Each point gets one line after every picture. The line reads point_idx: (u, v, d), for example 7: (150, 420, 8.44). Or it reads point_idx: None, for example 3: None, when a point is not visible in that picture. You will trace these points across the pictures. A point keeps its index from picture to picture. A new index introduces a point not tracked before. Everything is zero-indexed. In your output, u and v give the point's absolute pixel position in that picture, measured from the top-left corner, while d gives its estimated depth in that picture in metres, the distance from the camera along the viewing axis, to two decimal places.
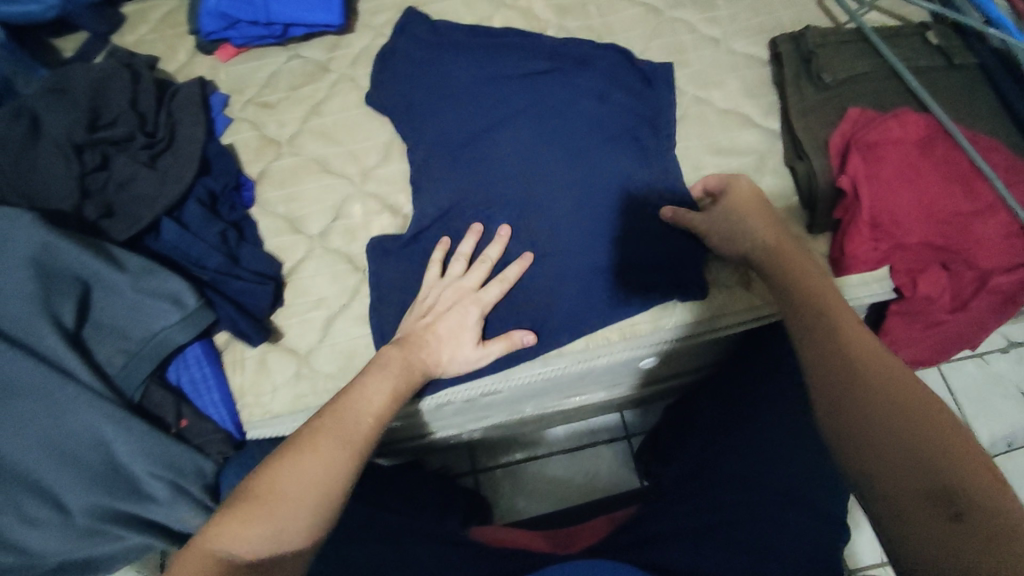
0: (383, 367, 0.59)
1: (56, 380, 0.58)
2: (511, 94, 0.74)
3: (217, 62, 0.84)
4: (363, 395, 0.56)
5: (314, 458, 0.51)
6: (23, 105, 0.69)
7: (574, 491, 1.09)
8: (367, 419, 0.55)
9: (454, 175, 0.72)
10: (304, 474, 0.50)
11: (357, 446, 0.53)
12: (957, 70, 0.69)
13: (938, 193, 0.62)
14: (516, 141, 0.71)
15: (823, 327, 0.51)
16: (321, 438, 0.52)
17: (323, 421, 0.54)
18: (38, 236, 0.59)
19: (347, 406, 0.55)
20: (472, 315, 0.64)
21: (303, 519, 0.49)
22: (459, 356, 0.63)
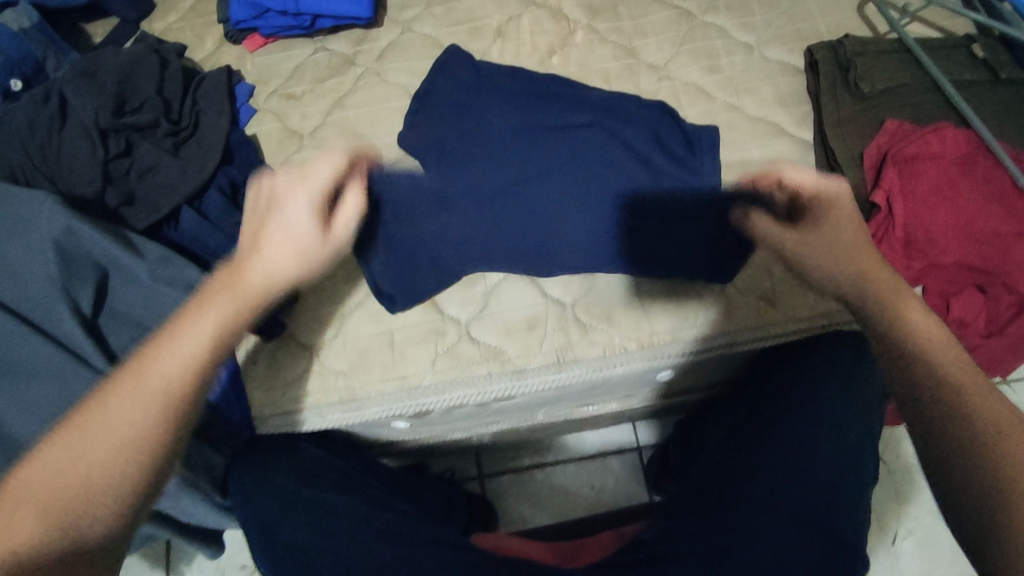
0: (198, 301, 0.48)
1: (71, 365, 0.58)
2: (543, 114, 0.67)
3: (243, 52, 0.84)
4: (153, 358, 0.45)
5: (70, 458, 0.41)
6: (53, 88, 0.70)
7: (579, 503, 1.08)
8: (164, 380, 0.44)
9: (476, 193, 0.65)
10: (45, 484, 0.41)
11: (137, 442, 0.43)
12: (1003, 85, 0.66)
13: (978, 213, 0.60)
14: (545, 177, 0.64)
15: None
16: (83, 425, 0.42)
17: (90, 403, 0.43)
18: (61, 220, 0.59)
19: (149, 366, 0.44)
20: (302, 212, 0.51)
21: (109, 509, 0.42)
22: (297, 259, 0.50)
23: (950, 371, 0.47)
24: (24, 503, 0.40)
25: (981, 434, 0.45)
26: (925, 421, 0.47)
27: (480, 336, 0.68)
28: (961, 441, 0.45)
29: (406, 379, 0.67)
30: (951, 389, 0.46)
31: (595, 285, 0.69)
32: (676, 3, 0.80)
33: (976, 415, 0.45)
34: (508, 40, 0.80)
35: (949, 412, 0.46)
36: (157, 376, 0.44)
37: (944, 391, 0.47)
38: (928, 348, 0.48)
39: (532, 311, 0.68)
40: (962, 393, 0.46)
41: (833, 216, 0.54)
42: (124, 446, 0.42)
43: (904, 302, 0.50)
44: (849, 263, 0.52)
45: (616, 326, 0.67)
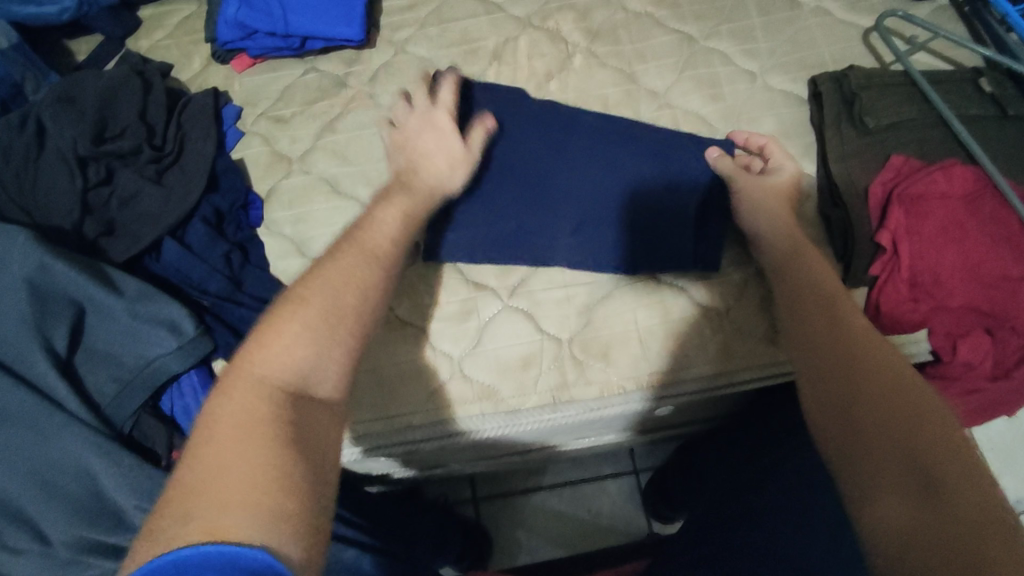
0: (352, 247, 0.54)
1: (44, 409, 0.55)
2: (546, 144, 0.70)
3: (231, 72, 0.82)
4: (331, 277, 0.50)
5: (272, 346, 0.44)
6: (30, 113, 0.67)
7: (575, 530, 1.06)
8: (344, 287, 0.50)
9: (509, 201, 0.69)
10: (258, 375, 0.43)
11: (336, 326, 0.47)
12: (1011, 121, 0.64)
13: (986, 255, 0.58)
14: (557, 207, 0.68)
15: (920, 433, 0.41)
16: (278, 325, 0.46)
17: (281, 313, 0.47)
18: (35, 257, 0.57)
19: (329, 275, 0.50)
20: (443, 120, 0.66)
21: (328, 378, 0.45)
22: (460, 164, 0.65)
23: (910, 422, 0.42)
24: (270, 387, 0.42)
25: (910, 483, 0.40)
26: (868, 463, 0.42)
27: (474, 373, 0.66)
28: (892, 484, 0.40)
29: (401, 418, 0.65)
30: (889, 427, 0.42)
31: (592, 320, 0.67)
32: (676, 27, 0.78)
33: (884, 454, 0.42)
34: (505, 63, 0.78)
35: (900, 461, 0.41)
36: (351, 270, 0.52)
37: (888, 434, 0.42)
38: (871, 384, 0.45)
39: (527, 347, 0.66)
40: (905, 437, 0.41)
41: (795, 263, 0.57)
42: (323, 331, 0.46)
43: (855, 337, 0.48)
44: (810, 305, 0.53)
45: (615, 365, 0.65)
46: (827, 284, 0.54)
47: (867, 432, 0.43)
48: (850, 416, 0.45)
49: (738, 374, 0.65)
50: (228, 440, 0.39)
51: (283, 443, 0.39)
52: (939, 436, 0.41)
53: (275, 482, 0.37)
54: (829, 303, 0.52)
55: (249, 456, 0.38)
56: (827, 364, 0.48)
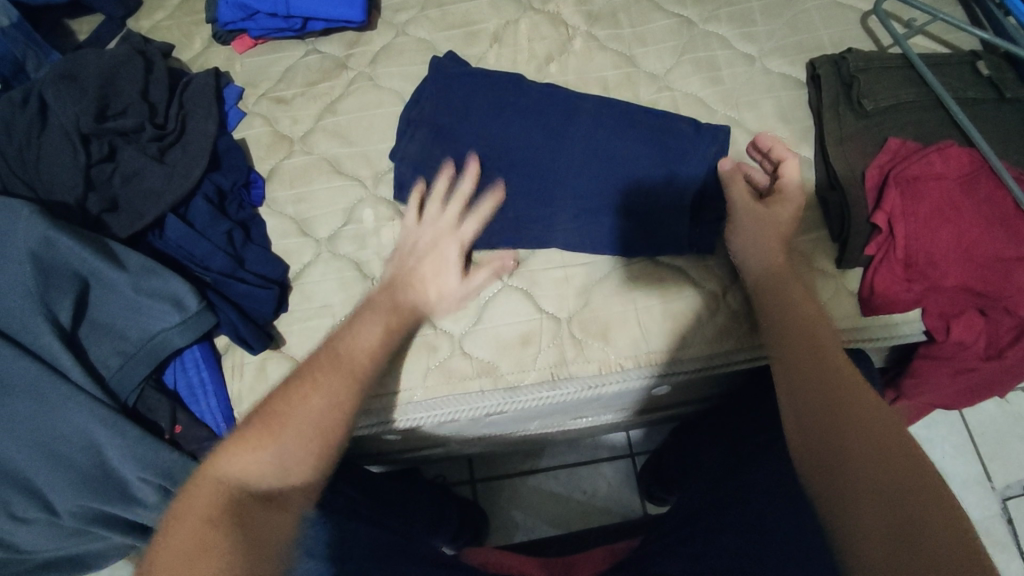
0: (327, 348, 0.58)
1: (48, 380, 0.56)
2: (546, 133, 0.70)
3: (232, 53, 0.82)
4: (301, 387, 0.55)
5: (243, 457, 0.51)
6: (33, 91, 0.68)
7: (571, 510, 1.07)
8: (314, 394, 0.54)
9: (504, 184, 0.69)
10: (232, 480, 0.49)
11: (306, 432, 0.52)
12: (1008, 104, 0.65)
13: (980, 235, 0.58)
14: (554, 196, 0.68)
15: (895, 478, 0.45)
16: (249, 438, 0.51)
17: (252, 426, 0.52)
18: (39, 230, 0.57)
19: (300, 382, 0.55)
20: (451, 253, 0.66)
21: (294, 473, 0.52)
22: (452, 301, 0.66)
23: (890, 472, 0.46)
24: (233, 497, 0.49)
25: (887, 533, 0.43)
26: (853, 509, 0.45)
27: (474, 351, 0.67)
28: (870, 529, 0.44)
29: (400, 394, 0.65)
30: (873, 476, 0.46)
31: (591, 300, 0.68)
32: (676, 11, 0.78)
33: (863, 505, 0.45)
34: (505, 46, 0.78)
35: (881, 509, 0.44)
36: (336, 369, 0.56)
37: (868, 486, 0.46)
38: (858, 433, 0.48)
39: (527, 325, 0.67)
40: (879, 482, 0.45)
41: (779, 271, 0.60)
42: (287, 439, 0.52)
43: (840, 384, 0.51)
44: (799, 345, 0.54)
45: (613, 344, 0.66)
46: (815, 323, 0.55)
47: (853, 479, 0.46)
48: (835, 465, 0.48)
49: (734, 355, 0.65)
50: (196, 544, 0.45)
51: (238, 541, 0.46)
52: (916, 487, 0.45)
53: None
54: (817, 343, 0.54)
55: (207, 550, 0.45)
56: (817, 408, 0.50)
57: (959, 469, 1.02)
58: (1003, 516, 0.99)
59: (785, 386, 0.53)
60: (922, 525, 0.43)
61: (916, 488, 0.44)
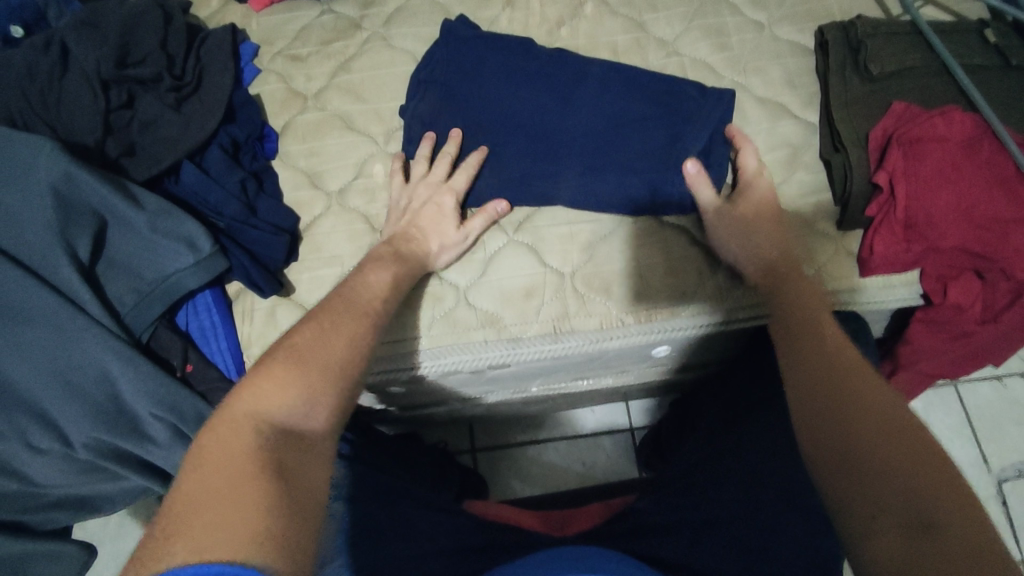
0: (343, 296, 0.58)
1: (68, 311, 0.58)
2: (553, 95, 0.72)
3: (249, 11, 0.83)
4: (323, 326, 0.55)
5: (267, 381, 0.49)
6: (55, 37, 0.69)
7: (570, 478, 1.08)
8: (337, 335, 0.54)
9: (515, 144, 0.71)
10: (256, 404, 0.47)
11: (329, 368, 0.52)
12: (1014, 71, 0.65)
13: (981, 197, 0.59)
14: (561, 155, 0.69)
15: (908, 459, 0.45)
16: (273, 367, 0.50)
17: (274, 358, 0.51)
18: (60, 166, 0.59)
19: (320, 323, 0.55)
20: (448, 201, 0.68)
21: (320, 416, 0.49)
22: (452, 247, 0.68)
23: (902, 457, 0.45)
24: (256, 421, 0.46)
25: (908, 509, 0.43)
26: (866, 495, 0.45)
27: (478, 302, 0.68)
28: (888, 508, 0.44)
29: (404, 342, 0.67)
30: (887, 461, 0.46)
31: (594, 256, 0.69)
32: None
33: (881, 483, 0.45)
34: (517, 9, 0.79)
35: (892, 495, 0.44)
36: (348, 320, 0.56)
37: (882, 465, 0.46)
38: (865, 416, 0.48)
39: (530, 279, 0.68)
40: (892, 461, 0.46)
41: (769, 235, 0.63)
42: (311, 371, 0.51)
43: (844, 376, 0.52)
44: (801, 339, 0.56)
45: (614, 300, 0.67)
46: (815, 318, 0.57)
47: (866, 464, 0.46)
48: (843, 451, 0.48)
49: (737, 316, 0.66)
50: (216, 470, 0.43)
51: (272, 479, 0.43)
52: (930, 466, 0.45)
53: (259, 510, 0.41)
54: (820, 336, 0.55)
55: (234, 488, 0.42)
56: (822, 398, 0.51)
57: (954, 449, 1.03)
58: (997, 497, 1.00)
59: (789, 375, 0.55)
60: (939, 503, 0.43)
61: (930, 470, 0.45)
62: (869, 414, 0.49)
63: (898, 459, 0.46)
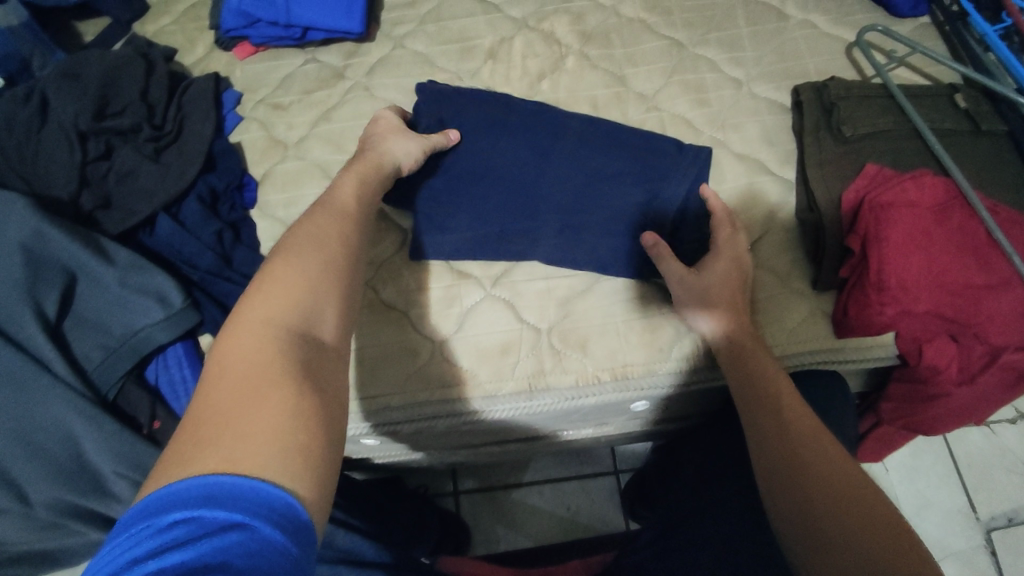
0: (331, 209, 0.56)
1: (31, 371, 0.57)
2: (530, 148, 0.72)
3: (234, 59, 0.84)
4: (315, 230, 0.52)
5: (271, 284, 0.46)
6: (35, 88, 0.69)
7: (553, 525, 1.07)
8: (331, 238, 0.52)
9: (494, 198, 0.71)
10: (265, 307, 0.45)
11: (330, 266, 0.50)
12: (983, 136, 0.67)
13: (951, 263, 0.59)
14: (539, 210, 0.70)
15: (866, 530, 0.45)
16: (272, 268, 0.47)
17: (274, 259, 0.48)
18: (31, 223, 0.59)
19: (313, 228, 0.52)
20: (388, 115, 0.71)
21: (330, 317, 0.47)
22: (409, 143, 0.68)
23: (859, 525, 0.45)
24: (270, 323, 0.44)
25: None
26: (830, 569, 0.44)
27: (453, 358, 0.67)
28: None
29: (378, 398, 0.66)
30: (845, 530, 0.45)
31: (571, 312, 0.69)
32: (667, 34, 0.80)
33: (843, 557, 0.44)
34: (499, 62, 0.80)
35: (855, 567, 0.43)
36: (335, 230, 0.53)
37: (841, 536, 0.45)
38: (819, 483, 0.48)
39: (506, 334, 0.68)
40: (849, 529, 0.45)
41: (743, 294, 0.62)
42: (314, 268, 0.48)
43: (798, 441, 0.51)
44: (756, 406, 0.55)
45: (591, 356, 0.67)
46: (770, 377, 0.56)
47: (832, 534, 0.46)
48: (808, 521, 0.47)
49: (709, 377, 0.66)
50: (238, 377, 0.40)
51: (298, 382, 0.41)
52: (886, 532, 0.45)
53: (288, 418, 0.38)
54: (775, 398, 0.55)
55: (259, 396, 0.39)
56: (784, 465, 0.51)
57: (941, 498, 1.01)
58: (987, 549, 0.99)
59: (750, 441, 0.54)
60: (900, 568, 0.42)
61: (885, 537, 0.44)
62: (824, 483, 0.48)
63: (855, 529, 0.45)
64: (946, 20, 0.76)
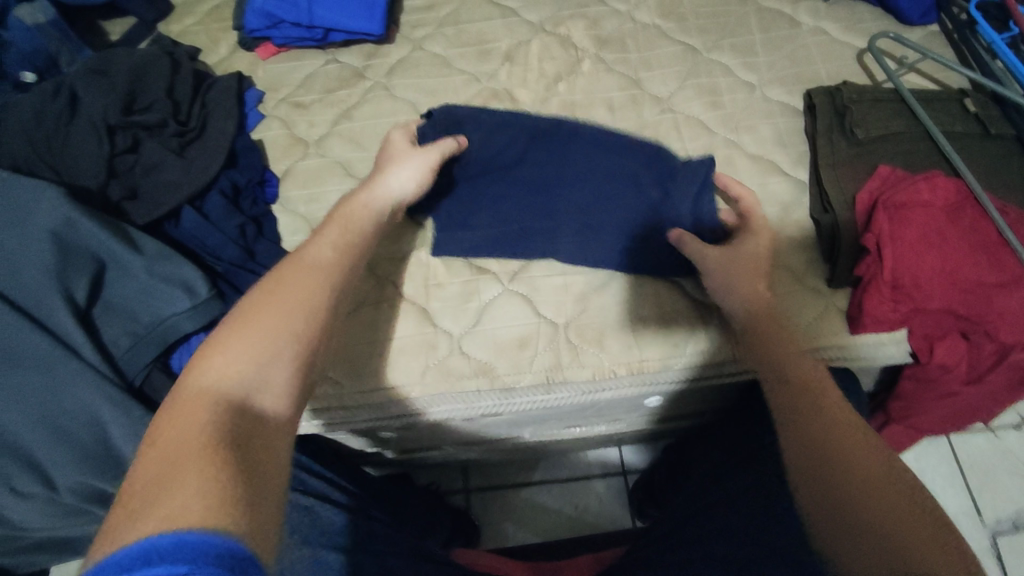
0: (294, 262, 0.55)
1: (59, 356, 0.58)
2: (550, 160, 0.74)
3: (256, 59, 0.85)
4: (274, 289, 0.52)
5: (218, 355, 0.47)
6: (64, 83, 0.71)
7: (561, 524, 1.07)
8: (288, 297, 0.52)
9: (513, 203, 0.73)
10: (208, 378, 0.45)
11: (281, 330, 0.49)
12: (992, 139, 0.68)
13: (964, 261, 0.60)
14: (557, 212, 0.72)
15: (905, 518, 0.46)
16: (221, 338, 0.48)
17: (226, 326, 0.49)
18: (63, 212, 0.60)
19: (269, 287, 0.52)
20: (396, 139, 0.70)
21: (274, 387, 0.47)
22: (406, 169, 0.66)
23: (897, 513, 0.46)
24: (208, 397, 0.44)
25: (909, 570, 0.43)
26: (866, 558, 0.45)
27: (472, 351, 0.68)
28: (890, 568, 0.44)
29: (397, 391, 0.67)
30: (884, 519, 0.46)
31: (587, 307, 0.70)
32: (681, 40, 0.82)
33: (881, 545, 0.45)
34: (517, 64, 0.82)
35: (885, 553, 0.45)
36: (298, 283, 0.53)
37: (880, 524, 0.46)
38: (857, 472, 0.49)
39: (523, 329, 0.69)
40: (888, 517, 0.46)
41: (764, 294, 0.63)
42: (264, 334, 0.48)
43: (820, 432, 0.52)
44: (788, 390, 0.55)
45: (608, 350, 0.68)
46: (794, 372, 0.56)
47: (869, 523, 0.46)
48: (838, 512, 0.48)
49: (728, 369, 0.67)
50: (165, 452, 0.40)
51: (223, 456, 0.40)
52: (923, 522, 0.46)
53: (212, 485, 0.37)
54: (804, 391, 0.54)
55: (183, 466, 0.38)
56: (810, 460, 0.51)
57: (948, 501, 1.02)
58: (994, 552, 0.99)
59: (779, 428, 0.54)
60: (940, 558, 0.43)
61: (922, 526, 0.46)
62: (860, 469, 0.49)
63: (891, 516, 0.46)
64: (954, 28, 0.78)
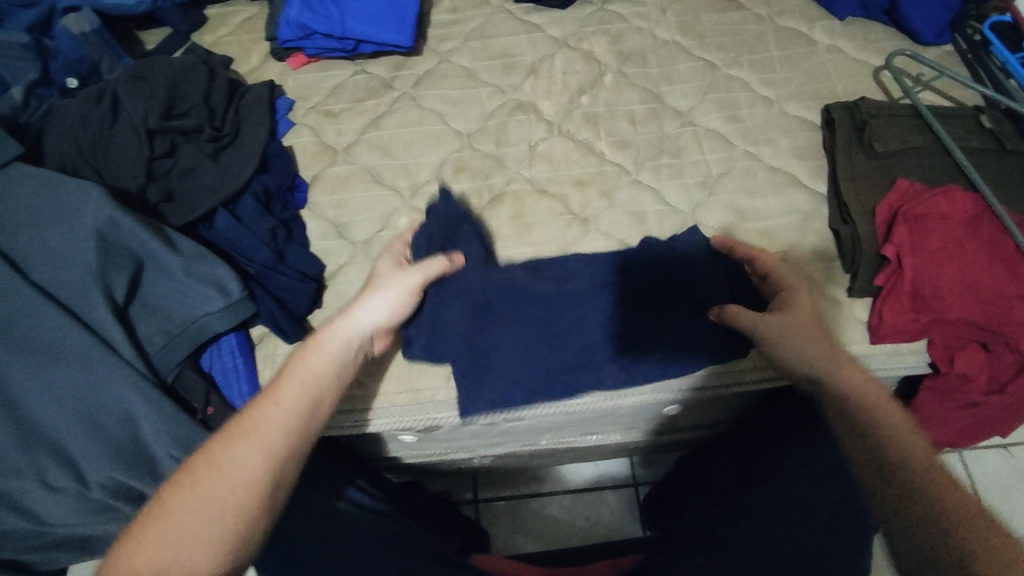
0: (241, 427, 0.55)
1: (98, 351, 0.59)
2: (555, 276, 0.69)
3: (287, 68, 0.88)
4: (213, 461, 0.53)
5: (145, 546, 0.49)
6: (106, 89, 0.73)
7: (572, 534, 1.07)
8: (224, 475, 0.52)
9: (513, 319, 0.66)
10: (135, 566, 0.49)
11: (207, 516, 0.51)
12: (1009, 155, 0.70)
13: (984, 272, 0.62)
14: (561, 322, 0.66)
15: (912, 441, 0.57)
16: (147, 527, 0.50)
17: (162, 501, 0.52)
18: (106, 212, 0.62)
19: (208, 462, 0.53)
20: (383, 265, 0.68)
21: None
22: (384, 293, 0.63)
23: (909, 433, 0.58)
24: None
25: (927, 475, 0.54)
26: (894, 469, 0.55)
27: None
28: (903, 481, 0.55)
29: (420, 393, 0.67)
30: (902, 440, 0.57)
31: None
32: (701, 56, 0.84)
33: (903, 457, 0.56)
34: (541, 77, 0.84)
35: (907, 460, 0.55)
36: (238, 455, 0.53)
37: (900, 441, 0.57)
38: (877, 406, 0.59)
39: None
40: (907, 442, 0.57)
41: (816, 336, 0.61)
42: (185, 534, 0.50)
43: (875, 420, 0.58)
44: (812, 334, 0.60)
45: None
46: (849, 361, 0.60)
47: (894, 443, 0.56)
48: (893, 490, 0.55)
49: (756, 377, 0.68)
50: None
51: None
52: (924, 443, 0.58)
53: None
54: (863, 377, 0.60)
55: None
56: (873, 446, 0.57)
57: None
58: None
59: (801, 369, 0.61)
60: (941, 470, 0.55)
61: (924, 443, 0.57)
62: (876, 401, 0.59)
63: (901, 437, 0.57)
64: (968, 49, 0.80)
